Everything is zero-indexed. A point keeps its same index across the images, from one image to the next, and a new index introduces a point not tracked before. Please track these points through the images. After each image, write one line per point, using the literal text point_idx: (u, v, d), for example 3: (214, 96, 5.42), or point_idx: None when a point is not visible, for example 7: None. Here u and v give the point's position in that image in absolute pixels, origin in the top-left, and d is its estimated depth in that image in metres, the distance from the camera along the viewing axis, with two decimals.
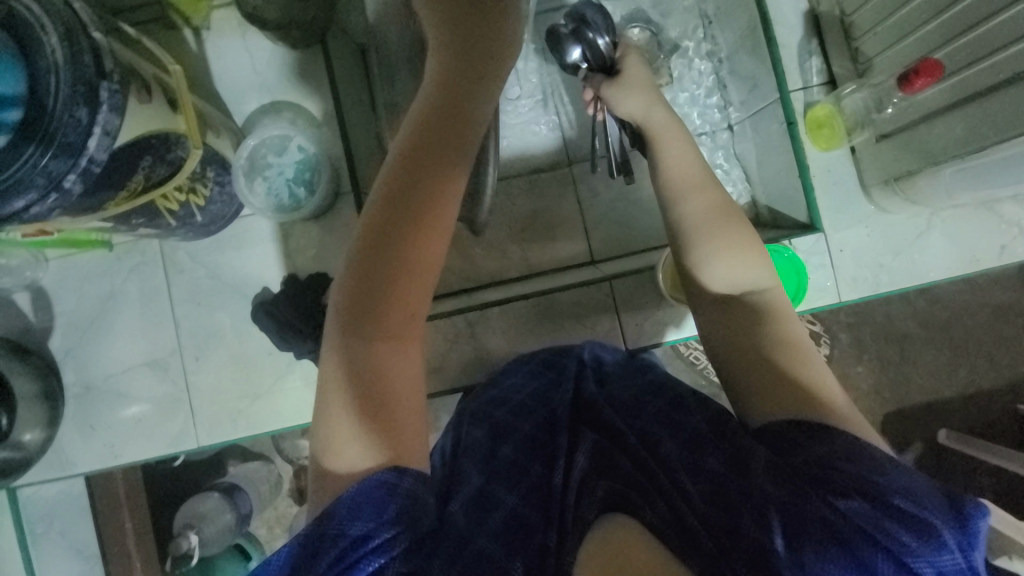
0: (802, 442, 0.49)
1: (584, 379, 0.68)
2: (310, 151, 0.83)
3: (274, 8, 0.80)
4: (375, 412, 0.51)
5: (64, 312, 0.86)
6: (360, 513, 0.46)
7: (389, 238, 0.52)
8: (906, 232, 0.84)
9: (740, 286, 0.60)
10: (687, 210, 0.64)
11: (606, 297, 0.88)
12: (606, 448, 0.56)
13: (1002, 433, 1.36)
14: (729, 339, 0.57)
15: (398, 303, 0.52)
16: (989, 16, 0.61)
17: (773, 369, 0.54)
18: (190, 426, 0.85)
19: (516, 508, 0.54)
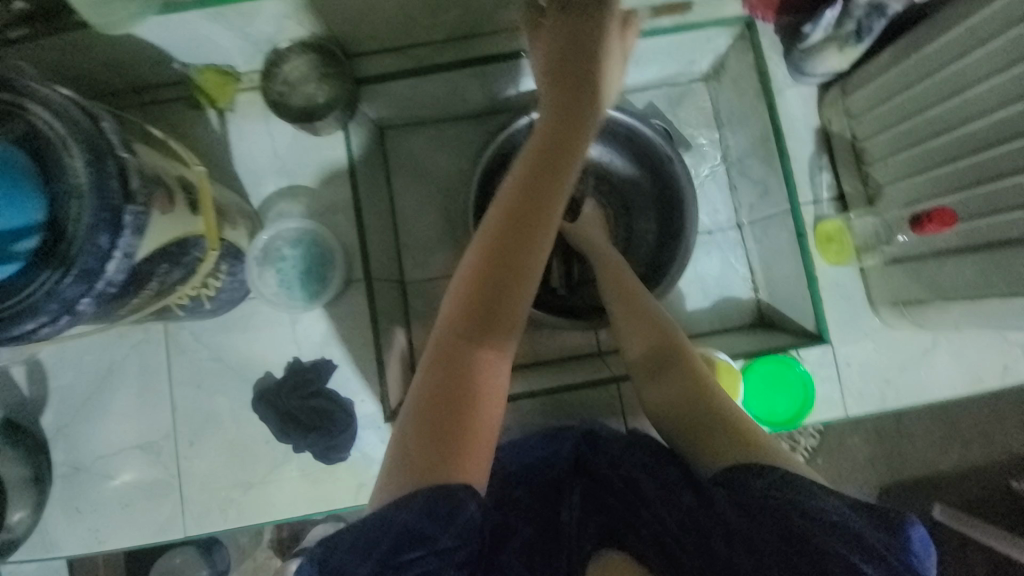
0: (744, 477, 0.49)
1: (579, 442, 0.64)
2: (325, 245, 0.84)
3: (297, 96, 0.85)
4: (454, 418, 0.47)
5: (59, 387, 0.84)
6: (419, 515, 0.43)
7: (503, 248, 0.51)
8: (911, 348, 0.85)
9: (668, 351, 0.64)
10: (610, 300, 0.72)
11: (613, 400, 0.86)
12: (603, 494, 0.57)
13: (995, 511, 1.35)
14: (663, 403, 0.60)
15: (503, 304, 0.50)
16: (1001, 175, 0.63)
17: (705, 417, 0.56)
18: (178, 514, 0.82)
19: (530, 540, 0.53)
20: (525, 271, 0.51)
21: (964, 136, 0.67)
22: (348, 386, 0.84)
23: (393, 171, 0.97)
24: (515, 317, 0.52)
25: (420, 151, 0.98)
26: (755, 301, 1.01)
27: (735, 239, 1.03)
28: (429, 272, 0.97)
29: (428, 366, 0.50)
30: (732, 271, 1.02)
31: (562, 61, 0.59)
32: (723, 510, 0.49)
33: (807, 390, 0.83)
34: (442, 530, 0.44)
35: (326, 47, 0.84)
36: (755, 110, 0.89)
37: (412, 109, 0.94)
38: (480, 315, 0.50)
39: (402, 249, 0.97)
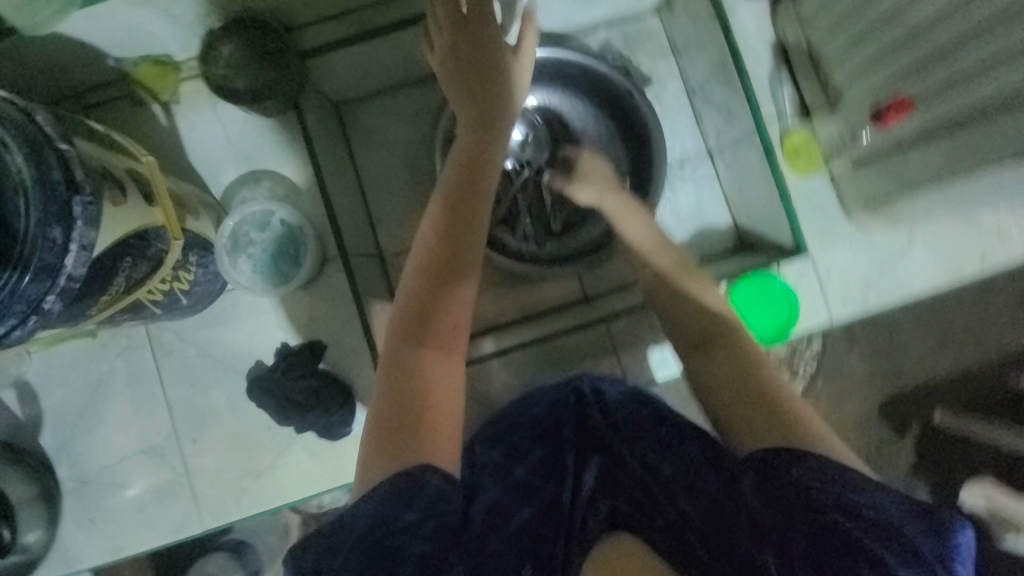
0: (779, 472, 0.52)
1: (586, 408, 0.67)
2: (294, 225, 0.83)
3: (241, 78, 0.80)
4: (408, 417, 0.54)
5: (52, 405, 0.83)
6: (388, 506, 0.50)
7: (437, 265, 0.60)
8: (890, 247, 0.86)
9: (715, 331, 0.66)
10: (658, 264, 0.75)
11: (604, 339, 0.88)
12: (609, 471, 0.61)
13: (995, 408, 1.39)
14: (708, 374, 0.62)
15: (436, 314, 0.59)
16: (953, 52, 0.63)
17: (754, 402, 0.58)
18: (193, 509, 0.83)
19: (528, 523, 0.57)
20: (461, 279, 0.60)
21: (913, 21, 0.67)
22: (340, 362, 0.84)
23: (356, 146, 0.96)
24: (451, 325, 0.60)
25: (380, 122, 0.97)
26: (733, 227, 1.01)
27: (707, 170, 1.02)
28: (406, 243, 0.97)
29: (384, 378, 0.57)
30: (707, 200, 1.02)
31: (472, 100, 0.67)
32: (755, 504, 0.52)
33: (791, 304, 0.84)
34: (416, 513, 0.51)
35: (262, 22, 0.81)
36: (707, 32, 0.88)
37: (364, 80, 0.92)
38: (419, 323, 0.59)
39: (376, 223, 0.96)
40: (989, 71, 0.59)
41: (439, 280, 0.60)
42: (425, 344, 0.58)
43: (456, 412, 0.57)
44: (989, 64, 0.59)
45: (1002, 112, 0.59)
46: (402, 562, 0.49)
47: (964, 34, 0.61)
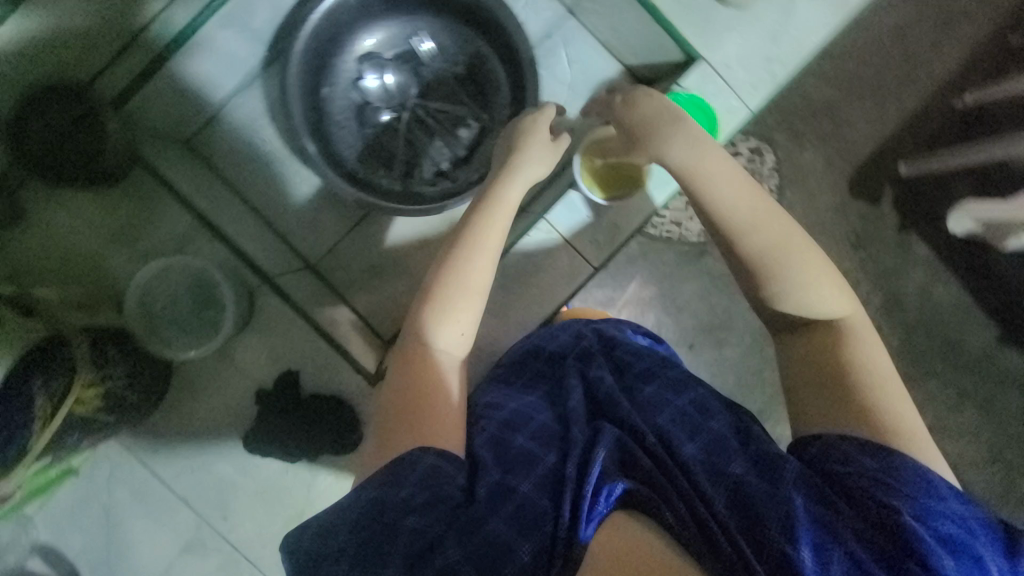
0: (838, 469, 0.56)
1: (596, 375, 0.69)
2: (198, 272, 0.78)
3: (70, 156, 0.75)
4: (412, 409, 0.62)
5: (77, 554, 0.80)
6: (383, 491, 0.54)
7: (438, 286, 0.68)
8: (775, 16, 0.83)
9: (813, 314, 0.64)
10: (741, 218, 0.64)
11: (552, 235, 0.87)
12: (626, 458, 0.56)
13: (950, 136, 1.44)
14: (794, 356, 0.65)
15: (445, 324, 0.67)
16: None
17: (837, 384, 0.61)
18: (259, 573, 0.83)
19: (528, 495, 0.53)
20: (464, 293, 0.68)
21: None
22: (321, 378, 0.82)
23: (225, 171, 0.89)
24: (458, 334, 0.67)
25: (236, 136, 0.91)
26: (625, 71, 0.95)
27: (575, 28, 0.96)
28: (327, 242, 0.93)
29: (395, 375, 0.66)
30: (592, 57, 0.96)
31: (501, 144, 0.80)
32: (796, 488, 0.53)
33: (710, 117, 0.82)
34: (409, 495, 0.53)
35: (55, 88, 0.76)
36: None
37: (194, 101, 0.86)
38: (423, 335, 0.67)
39: (287, 237, 0.91)
40: None
41: (438, 292, 0.68)
42: (429, 348, 0.66)
43: (457, 425, 0.62)
44: None
45: None
46: (396, 543, 0.50)
47: None
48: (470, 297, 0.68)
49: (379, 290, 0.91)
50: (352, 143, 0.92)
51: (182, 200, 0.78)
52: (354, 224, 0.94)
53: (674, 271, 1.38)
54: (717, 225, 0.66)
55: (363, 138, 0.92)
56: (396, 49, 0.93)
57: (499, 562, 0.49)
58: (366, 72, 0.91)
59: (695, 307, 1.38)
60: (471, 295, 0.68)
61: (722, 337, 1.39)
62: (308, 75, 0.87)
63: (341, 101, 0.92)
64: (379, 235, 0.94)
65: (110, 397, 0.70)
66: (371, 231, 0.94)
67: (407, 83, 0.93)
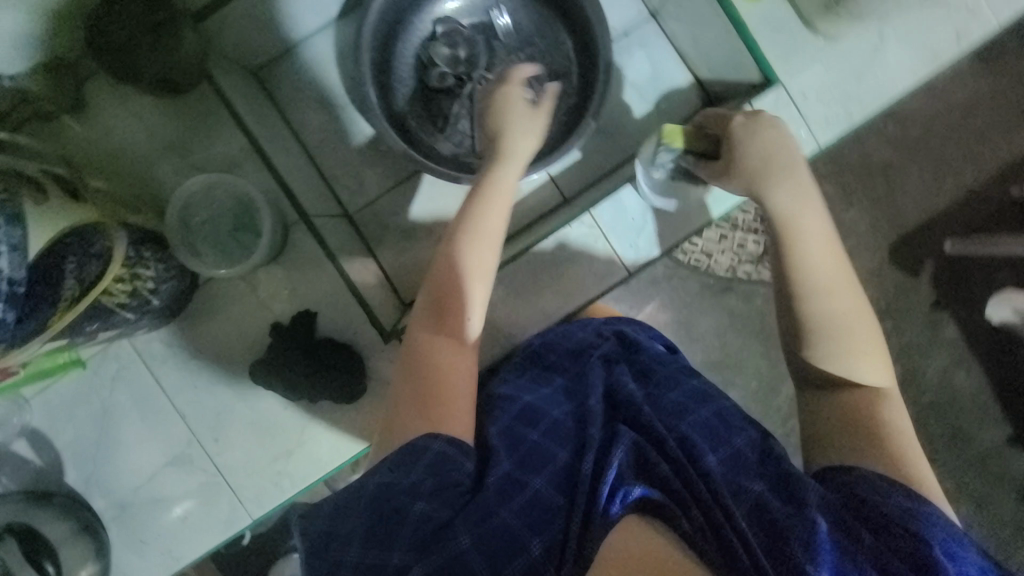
0: (865, 499, 0.53)
1: (619, 382, 0.66)
2: (242, 197, 0.79)
3: (142, 62, 0.76)
4: (419, 395, 0.60)
5: (68, 445, 0.82)
6: (390, 473, 0.54)
7: (466, 263, 0.66)
8: (861, 53, 0.80)
9: (852, 375, 0.61)
10: (822, 301, 0.63)
11: (595, 231, 0.86)
12: (641, 460, 0.54)
13: (1004, 222, 1.40)
14: (822, 418, 0.61)
15: (446, 310, 0.65)
16: None
17: (878, 435, 0.57)
18: (237, 503, 0.82)
19: (539, 491, 0.54)
20: (471, 277, 0.66)
21: None
22: (335, 325, 0.82)
23: (288, 106, 0.92)
24: (460, 315, 0.65)
25: (301, 76, 0.93)
26: (697, 84, 0.95)
27: (654, 33, 0.96)
28: (368, 194, 0.95)
29: (403, 364, 0.64)
30: (662, 67, 0.96)
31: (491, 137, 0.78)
32: (818, 512, 0.51)
33: None
34: (416, 481, 0.53)
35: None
36: None
37: (268, 32, 0.89)
38: (443, 316, 0.65)
39: (330, 181, 0.93)
40: None
41: (439, 276, 0.66)
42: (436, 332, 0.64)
43: (468, 409, 0.61)
44: None
45: None
46: (404, 527, 0.50)
47: None
48: (463, 276, 0.66)
49: (407, 249, 0.93)
50: (410, 102, 0.92)
51: (240, 122, 0.77)
52: (398, 180, 0.95)
53: (694, 301, 1.34)
54: (791, 275, 0.64)
55: (424, 101, 0.92)
56: (479, 24, 0.93)
57: (509, 552, 0.49)
58: (440, 35, 0.91)
59: (707, 340, 1.35)
60: (463, 275, 0.66)
61: (731, 378, 1.36)
62: (384, 24, 0.88)
63: (410, 61, 0.92)
64: (418, 198, 0.95)
65: (138, 297, 0.69)
66: (413, 193, 0.95)
67: (475, 53, 0.91)
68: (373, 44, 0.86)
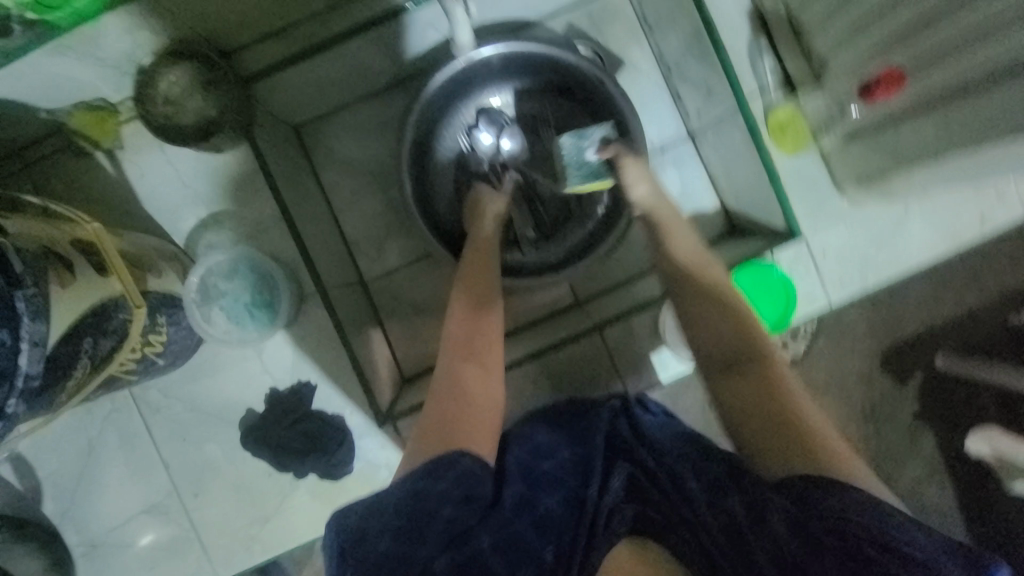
0: (831, 511, 0.48)
1: (619, 425, 0.70)
2: (262, 270, 0.80)
3: (185, 115, 0.78)
4: (452, 417, 0.58)
5: (48, 476, 0.82)
6: (422, 480, 0.53)
7: (484, 291, 0.69)
8: (884, 222, 0.82)
9: (750, 355, 0.58)
10: (723, 332, 0.60)
11: (601, 351, 0.86)
12: (637, 489, 0.62)
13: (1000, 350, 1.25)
14: (736, 400, 0.57)
15: (479, 334, 0.64)
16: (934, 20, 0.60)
17: (791, 429, 0.54)
18: (206, 560, 0.83)
19: (552, 509, 0.61)
20: (489, 304, 0.68)
21: None
22: (334, 401, 0.83)
23: (321, 165, 0.93)
24: (491, 341, 0.65)
25: (344, 139, 0.93)
26: (721, 210, 0.97)
27: (689, 152, 0.98)
28: (386, 264, 0.95)
29: (437, 394, 0.60)
30: (691, 186, 0.98)
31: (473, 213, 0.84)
32: (784, 531, 0.50)
33: (787, 288, 0.82)
34: (444, 488, 0.53)
35: (184, 43, 0.74)
36: (681, 4, 0.81)
37: (321, 97, 0.86)
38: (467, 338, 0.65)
39: (352, 248, 0.94)
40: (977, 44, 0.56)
41: (467, 307, 0.67)
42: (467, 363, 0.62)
43: (491, 434, 0.60)
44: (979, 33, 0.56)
45: (985, 88, 0.57)
46: (430, 534, 0.52)
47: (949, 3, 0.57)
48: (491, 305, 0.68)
49: (415, 323, 0.95)
50: (442, 182, 0.94)
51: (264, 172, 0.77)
52: (417, 257, 0.95)
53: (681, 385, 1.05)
54: (713, 359, 0.60)
55: (456, 183, 0.94)
56: (522, 118, 0.94)
57: (527, 558, 0.56)
58: (480, 127, 0.91)
59: None
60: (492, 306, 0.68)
61: None
62: (429, 111, 0.89)
63: (450, 143, 0.93)
64: (434, 275, 0.96)
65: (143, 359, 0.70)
66: (427, 269, 0.95)
67: (515, 150, 0.91)
68: (414, 130, 0.88)
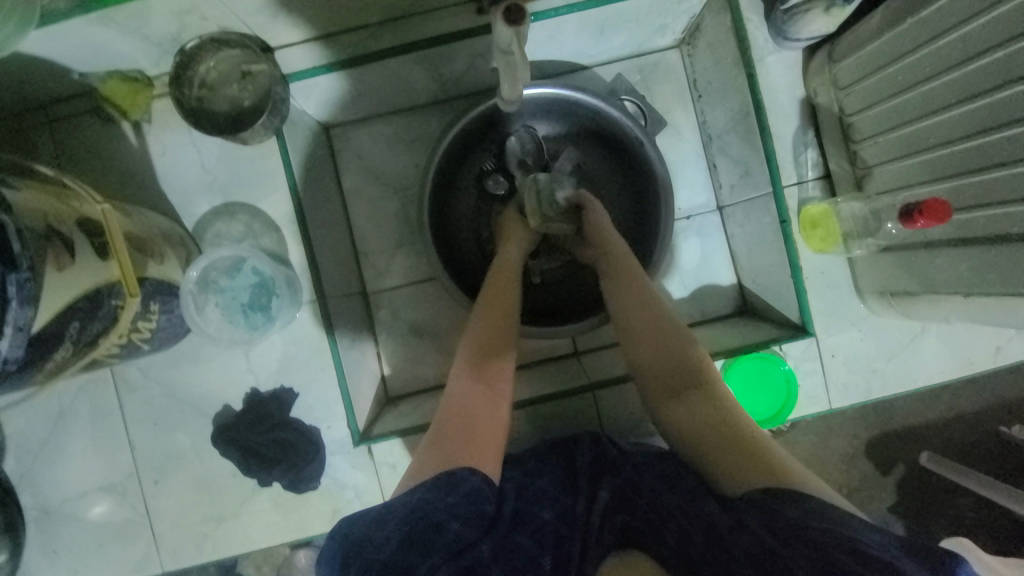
0: (794, 515, 0.50)
1: (603, 445, 0.71)
2: (265, 272, 0.78)
3: (220, 100, 0.78)
4: (459, 441, 0.59)
5: (11, 435, 0.81)
6: (431, 492, 0.54)
7: (491, 328, 0.69)
8: (899, 335, 0.81)
9: (689, 379, 0.63)
10: (648, 352, 0.66)
11: (589, 409, 0.82)
12: (625, 504, 0.61)
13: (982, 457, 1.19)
14: (681, 428, 0.61)
15: (489, 360, 0.66)
16: (978, 168, 0.59)
17: (729, 437, 0.58)
18: (153, 550, 0.81)
19: (548, 522, 0.59)
20: (499, 321, 0.69)
21: (947, 123, 0.62)
22: (314, 412, 0.81)
23: (344, 170, 0.92)
24: (500, 371, 0.66)
25: (373, 148, 0.92)
26: (737, 287, 0.96)
27: (714, 223, 0.97)
28: (390, 280, 0.94)
29: (446, 419, 0.62)
30: (710, 257, 0.96)
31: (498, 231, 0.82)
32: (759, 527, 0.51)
33: (789, 384, 0.80)
34: (454, 502, 0.54)
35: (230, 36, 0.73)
36: (735, 82, 0.80)
37: (356, 104, 0.86)
38: (477, 365, 0.66)
39: (360, 258, 0.93)
40: (1010, 202, 0.56)
41: (478, 335, 0.68)
42: (474, 392, 0.64)
43: (496, 454, 0.61)
44: (1012, 192, 0.55)
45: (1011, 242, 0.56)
46: (435, 547, 0.51)
47: (990, 155, 0.57)
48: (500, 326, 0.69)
49: (409, 344, 0.93)
50: (462, 210, 0.92)
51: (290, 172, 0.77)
52: (423, 279, 0.94)
53: None
54: (649, 386, 0.65)
55: (476, 212, 0.92)
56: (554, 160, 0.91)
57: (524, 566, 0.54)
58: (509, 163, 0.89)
59: None
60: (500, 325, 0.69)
61: None
62: (462, 139, 0.86)
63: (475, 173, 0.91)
64: (437, 300, 0.94)
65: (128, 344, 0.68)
66: (431, 292, 0.94)
67: None
68: (445, 155, 0.86)
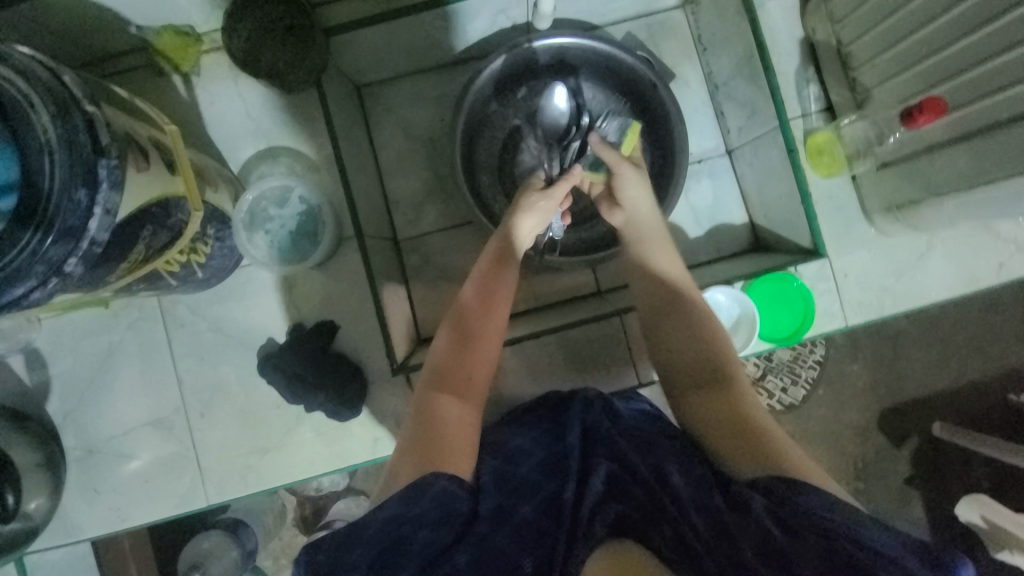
0: (801, 505, 0.50)
1: (595, 413, 0.66)
2: (310, 202, 0.84)
3: (263, 53, 0.81)
4: (422, 444, 0.57)
5: (59, 374, 0.83)
6: (400, 504, 0.52)
7: (471, 323, 0.67)
8: (907, 254, 0.85)
9: (705, 372, 0.65)
10: (674, 343, 0.69)
11: (617, 334, 0.88)
12: (621, 487, 0.57)
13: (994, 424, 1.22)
14: (694, 415, 0.63)
15: (463, 360, 0.65)
16: (964, 69, 0.66)
17: (741, 431, 0.59)
18: (198, 483, 0.83)
19: (529, 518, 0.55)
20: (486, 313, 0.68)
21: (936, 34, 0.68)
22: (354, 343, 0.84)
23: (375, 125, 0.97)
24: (470, 374, 0.64)
25: (401, 104, 0.98)
26: (749, 225, 1.01)
27: (725, 166, 1.02)
28: (420, 227, 0.98)
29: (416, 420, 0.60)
30: (722, 198, 1.01)
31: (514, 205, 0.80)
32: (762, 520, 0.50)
33: (806, 300, 0.84)
34: (421, 511, 0.52)
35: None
36: (739, 27, 0.87)
37: (385, 61, 0.92)
38: (446, 367, 0.64)
39: (391, 207, 0.97)
40: (998, 90, 0.62)
41: (459, 330, 0.66)
42: (444, 393, 0.62)
43: (471, 456, 0.59)
44: (998, 82, 0.62)
45: (1002, 126, 0.63)
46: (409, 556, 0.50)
47: (979, 51, 0.64)
48: (486, 320, 0.67)
49: (439, 287, 0.97)
50: (489, 158, 0.96)
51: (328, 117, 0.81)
52: (451, 225, 0.99)
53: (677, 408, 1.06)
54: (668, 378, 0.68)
55: (501, 160, 0.96)
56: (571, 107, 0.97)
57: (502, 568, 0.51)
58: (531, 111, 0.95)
59: None
60: (487, 320, 0.67)
61: None
62: (489, 88, 0.92)
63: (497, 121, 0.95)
64: (465, 244, 0.98)
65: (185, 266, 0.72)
66: (459, 237, 0.98)
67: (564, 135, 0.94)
68: (473, 101, 0.91)
